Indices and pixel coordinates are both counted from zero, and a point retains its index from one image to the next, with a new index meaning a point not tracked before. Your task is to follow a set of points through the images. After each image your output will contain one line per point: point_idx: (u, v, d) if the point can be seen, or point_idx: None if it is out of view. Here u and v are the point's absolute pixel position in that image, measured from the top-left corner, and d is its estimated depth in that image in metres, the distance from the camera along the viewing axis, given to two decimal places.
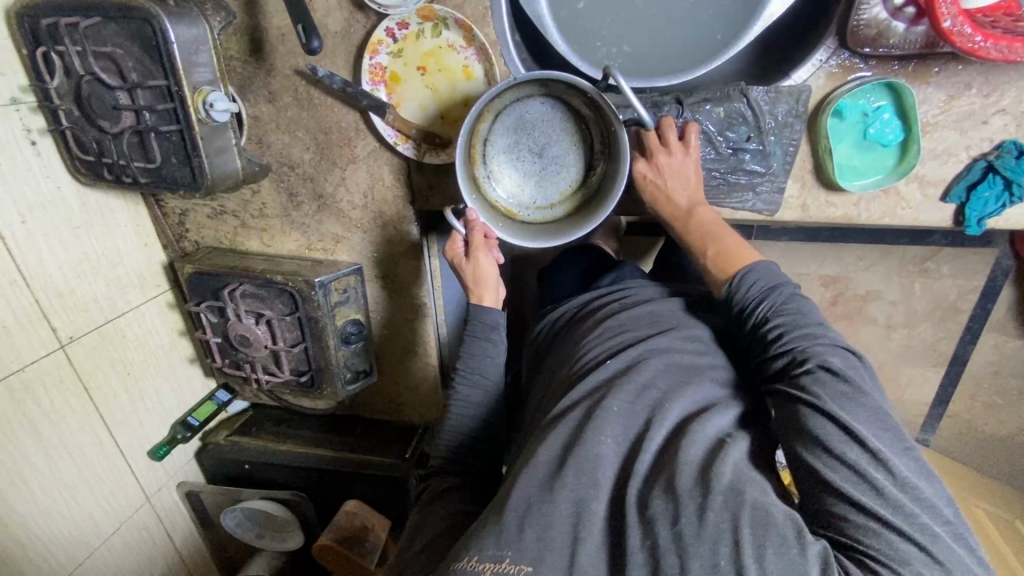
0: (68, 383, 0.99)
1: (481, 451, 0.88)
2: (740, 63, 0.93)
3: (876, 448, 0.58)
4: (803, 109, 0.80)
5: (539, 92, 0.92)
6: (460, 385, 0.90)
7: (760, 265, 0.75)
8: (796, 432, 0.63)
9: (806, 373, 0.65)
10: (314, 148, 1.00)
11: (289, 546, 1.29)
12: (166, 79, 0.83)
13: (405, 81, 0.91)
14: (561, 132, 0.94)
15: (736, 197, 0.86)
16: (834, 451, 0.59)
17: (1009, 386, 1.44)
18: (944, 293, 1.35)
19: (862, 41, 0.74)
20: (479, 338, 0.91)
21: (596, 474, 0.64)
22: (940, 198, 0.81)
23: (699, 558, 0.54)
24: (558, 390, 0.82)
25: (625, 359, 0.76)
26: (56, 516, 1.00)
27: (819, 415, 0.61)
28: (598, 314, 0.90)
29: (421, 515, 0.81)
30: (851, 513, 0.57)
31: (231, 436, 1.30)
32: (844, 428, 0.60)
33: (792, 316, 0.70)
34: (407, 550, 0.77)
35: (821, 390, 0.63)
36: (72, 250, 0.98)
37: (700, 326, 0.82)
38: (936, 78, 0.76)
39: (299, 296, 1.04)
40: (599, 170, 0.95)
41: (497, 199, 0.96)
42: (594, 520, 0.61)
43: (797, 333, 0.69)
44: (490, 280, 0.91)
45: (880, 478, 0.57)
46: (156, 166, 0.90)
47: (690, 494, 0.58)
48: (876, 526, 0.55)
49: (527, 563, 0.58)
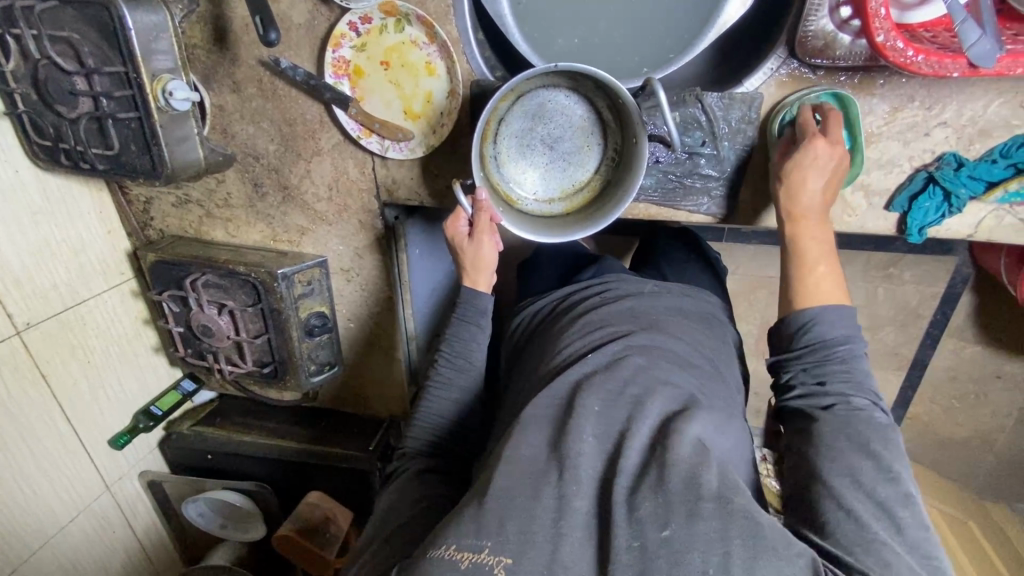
0: (24, 370, 0.99)
1: (458, 439, 0.88)
2: (701, 68, 0.94)
3: (907, 489, 0.61)
4: (754, 115, 0.82)
5: (566, 83, 0.88)
6: (440, 365, 0.91)
7: (842, 307, 0.70)
8: (828, 458, 0.64)
9: (859, 421, 0.65)
10: (279, 139, 1.00)
11: (251, 537, 1.28)
12: (124, 65, 0.83)
13: (369, 76, 0.91)
14: (577, 130, 0.91)
15: (691, 200, 0.89)
16: (866, 487, 0.61)
17: (967, 389, 1.49)
18: (906, 299, 1.39)
19: (810, 51, 0.76)
20: (468, 323, 0.91)
21: (575, 471, 0.63)
22: (884, 207, 0.84)
23: (689, 564, 0.54)
24: (534, 384, 0.82)
25: (606, 354, 0.77)
26: (10, 504, 0.99)
27: (865, 456, 0.63)
28: (578, 308, 0.92)
29: (392, 498, 0.81)
30: (842, 521, 0.60)
31: (195, 425, 1.30)
32: (884, 469, 0.62)
33: (856, 361, 0.69)
34: (379, 535, 0.75)
35: (868, 434, 0.64)
36: (30, 238, 0.97)
37: (675, 324, 0.84)
38: (880, 90, 0.78)
39: (262, 287, 1.04)
40: (606, 175, 0.92)
41: (499, 182, 0.91)
42: (574, 516, 0.60)
43: (855, 377, 0.68)
44: (487, 266, 0.91)
45: (902, 516, 0.60)
46: (115, 153, 0.90)
47: (680, 496, 0.58)
48: (861, 537, 0.58)
49: (508, 555, 0.57)
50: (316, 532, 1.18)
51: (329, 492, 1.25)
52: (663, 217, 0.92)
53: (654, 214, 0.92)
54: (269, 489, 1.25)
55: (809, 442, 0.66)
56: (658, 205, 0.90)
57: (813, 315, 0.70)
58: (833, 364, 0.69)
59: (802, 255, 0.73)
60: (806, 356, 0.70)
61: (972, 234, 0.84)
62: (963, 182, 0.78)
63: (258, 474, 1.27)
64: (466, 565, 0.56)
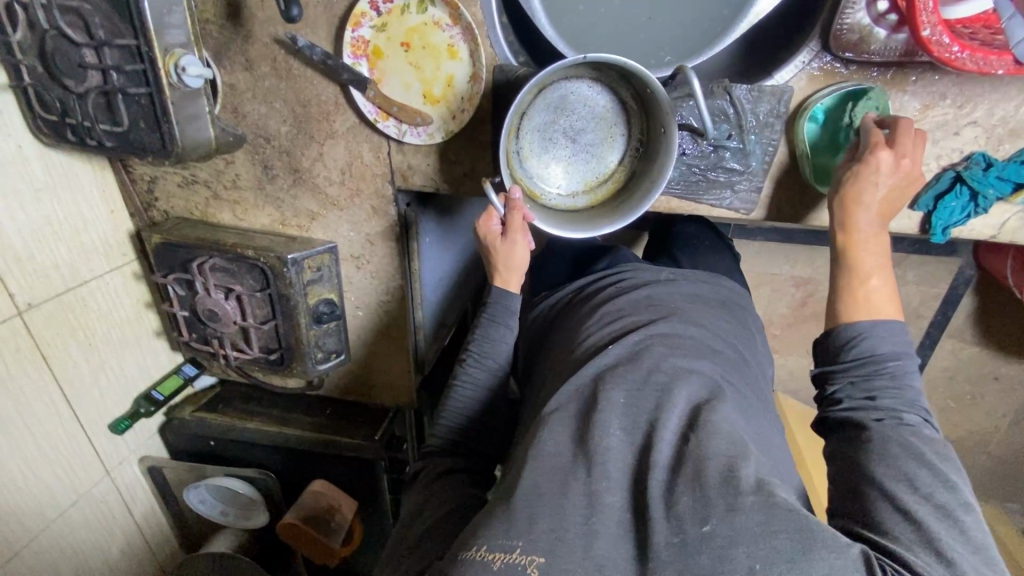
0: (26, 351, 0.96)
1: (482, 436, 0.88)
2: (726, 60, 0.93)
3: (963, 494, 0.61)
4: (783, 109, 0.81)
5: (590, 73, 0.86)
6: (464, 364, 0.90)
7: (893, 321, 0.70)
8: (882, 463, 0.63)
9: (914, 435, 0.64)
10: (292, 121, 0.97)
11: (253, 524, 1.27)
12: (136, 38, 0.79)
13: (388, 57, 0.89)
14: (600, 121, 0.89)
15: (714, 194, 0.87)
16: (922, 489, 0.60)
17: (963, 390, 1.51)
18: (908, 298, 1.41)
19: (845, 45, 0.75)
20: (497, 323, 0.90)
21: (603, 466, 0.62)
22: (908, 206, 0.84)
23: (734, 561, 0.53)
24: (558, 373, 0.81)
25: (627, 345, 0.76)
26: (11, 488, 0.97)
27: (921, 463, 0.62)
28: (595, 299, 0.91)
29: (420, 500, 0.80)
30: (897, 521, 0.59)
31: (197, 411, 1.28)
32: (940, 476, 0.61)
33: (907, 377, 0.68)
34: (410, 538, 0.75)
35: (922, 448, 0.63)
36: (31, 215, 0.94)
37: (695, 310, 0.84)
38: (912, 87, 0.77)
39: (271, 272, 1.02)
40: (630, 167, 0.91)
41: (523, 176, 0.89)
42: (605, 512, 0.59)
43: (906, 393, 0.68)
44: (519, 267, 0.90)
45: (963, 519, 0.59)
46: (123, 130, 0.87)
47: (718, 492, 0.58)
48: (920, 539, 0.58)
49: (539, 554, 0.56)
50: (321, 521, 1.16)
51: (334, 480, 1.24)
52: (684, 211, 0.90)
53: (675, 207, 0.91)
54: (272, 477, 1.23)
55: (859, 446, 0.66)
56: (679, 198, 0.89)
57: (861, 329, 0.71)
58: (884, 379, 0.68)
59: (855, 265, 0.73)
60: (855, 369, 0.70)
61: (994, 236, 0.84)
62: (992, 183, 0.77)
63: (261, 461, 1.26)
64: (500, 566, 0.56)
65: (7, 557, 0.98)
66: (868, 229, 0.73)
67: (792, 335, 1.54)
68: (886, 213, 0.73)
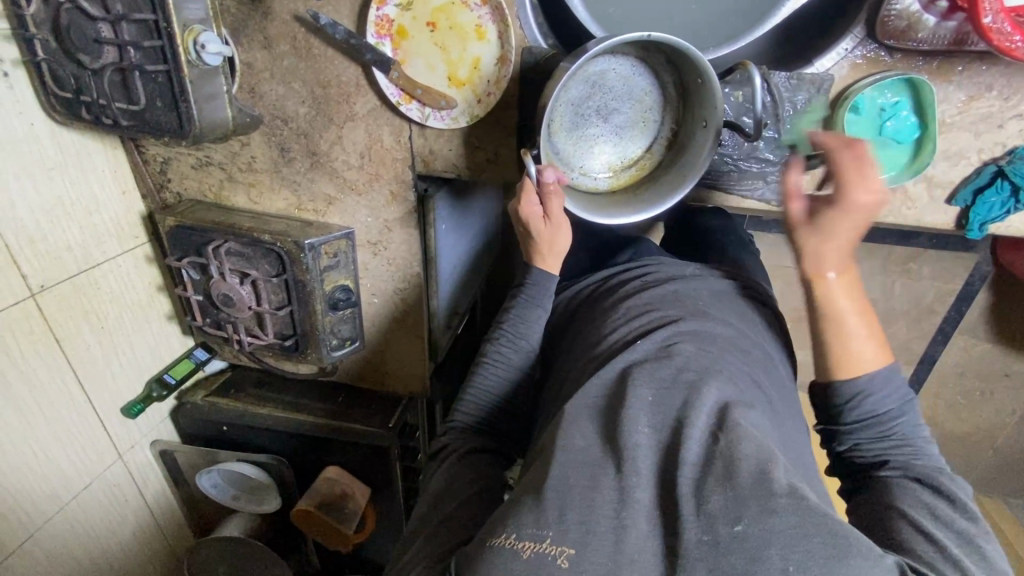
0: (39, 333, 0.95)
1: (506, 420, 0.88)
2: (761, 47, 0.90)
3: (982, 525, 0.64)
4: (822, 99, 0.79)
5: (635, 54, 0.85)
6: (496, 343, 0.90)
7: (884, 372, 0.71)
8: (902, 499, 0.66)
9: (928, 481, 0.67)
10: (310, 102, 0.95)
11: (266, 509, 1.26)
12: (154, 13, 0.77)
13: (413, 37, 0.86)
14: (636, 104, 0.87)
15: (745, 184, 0.86)
16: (943, 518, 0.63)
17: (973, 386, 1.50)
18: (921, 294, 1.40)
19: (890, 32, 0.73)
20: (534, 305, 0.90)
21: (634, 462, 0.61)
22: (945, 200, 0.82)
23: (767, 561, 0.52)
24: (580, 369, 0.80)
25: (655, 341, 0.74)
26: (25, 470, 0.97)
27: (939, 498, 0.66)
28: (618, 292, 0.90)
29: (445, 476, 0.79)
30: (919, 537, 0.61)
31: (208, 396, 1.27)
32: (960, 508, 0.65)
33: (915, 431, 0.72)
34: (432, 518, 0.73)
35: (937, 483, 0.67)
36: (44, 194, 0.92)
37: (723, 309, 0.82)
38: (958, 77, 0.75)
39: (288, 258, 1.01)
40: (657, 155, 0.90)
41: (551, 150, 0.85)
42: (636, 507, 0.58)
43: (914, 446, 0.71)
44: (559, 251, 0.90)
45: (987, 547, 0.62)
46: (139, 109, 0.84)
47: (754, 490, 0.56)
48: (944, 555, 0.59)
49: (570, 545, 0.56)
50: (333, 507, 1.16)
51: (347, 467, 1.23)
52: (714, 201, 0.89)
53: (705, 198, 0.89)
54: (284, 462, 1.23)
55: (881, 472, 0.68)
56: (710, 188, 0.88)
57: (861, 387, 0.71)
58: (891, 435, 0.72)
59: (836, 314, 0.71)
60: (861, 430, 0.72)
61: None
62: None
63: (273, 447, 1.25)
64: (529, 554, 0.56)
65: (22, 538, 0.98)
66: (840, 271, 0.71)
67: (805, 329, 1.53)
68: (829, 257, 0.71)
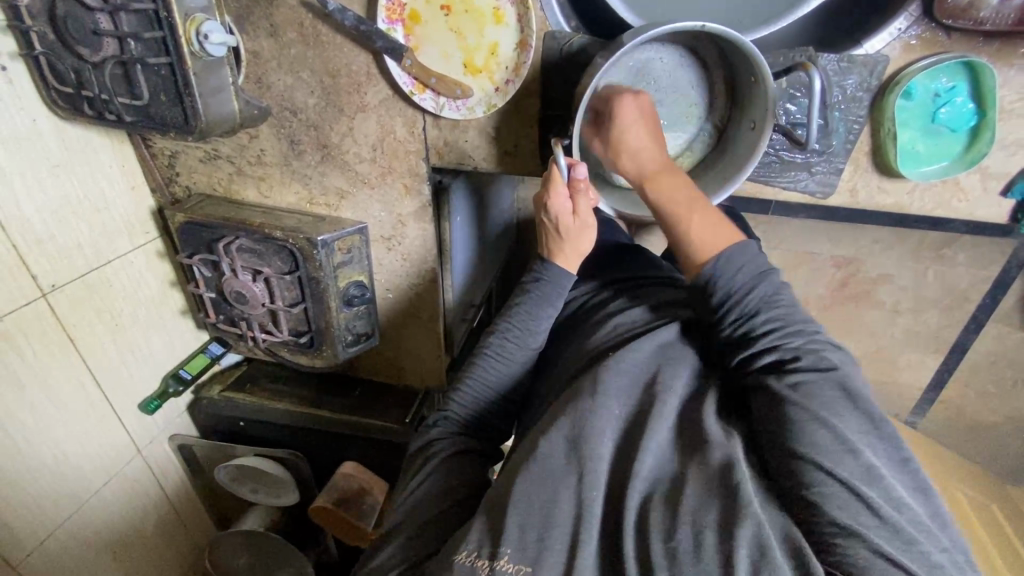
0: (52, 334, 0.94)
1: (492, 421, 0.86)
2: (804, 23, 0.83)
3: (867, 459, 0.58)
4: (874, 82, 0.74)
5: (688, 44, 0.83)
6: (501, 335, 0.87)
7: (743, 250, 0.72)
8: (795, 423, 0.60)
9: (817, 401, 0.61)
10: (319, 92, 0.90)
11: (283, 502, 1.23)
12: (154, 3, 0.73)
13: (427, 22, 0.81)
14: (681, 96, 0.85)
15: (787, 175, 0.81)
16: (829, 460, 0.57)
17: (1006, 376, 1.42)
18: (954, 282, 1.32)
19: (949, 11, 0.68)
20: (541, 297, 0.86)
21: (594, 473, 0.62)
22: (1000, 192, 0.78)
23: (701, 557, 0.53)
24: (564, 381, 0.79)
25: (633, 356, 0.73)
26: (45, 467, 0.97)
27: (823, 426, 0.59)
28: (608, 307, 0.88)
29: (427, 472, 0.77)
30: (833, 487, 0.56)
31: (225, 391, 1.25)
32: (843, 442, 0.58)
33: (811, 344, 0.67)
34: (406, 523, 0.72)
35: (823, 407, 0.61)
36: (49, 192, 0.90)
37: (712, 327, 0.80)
38: (1020, 60, 0.69)
39: (301, 255, 0.98)
40: (697, 153, 0.88)
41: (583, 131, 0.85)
42: (593, 522, 0.59)
43: (812, 356, 0.66)
44: (581, 249, 0.86)
45: (868, 487, 0.56)
46: (143, 104, 0.81)
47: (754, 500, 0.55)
48: (842, 521, 0.54)
49: (527, 562, 0.58)
50: (350, 503, 1.15)
51: (364, 461, 1.23)
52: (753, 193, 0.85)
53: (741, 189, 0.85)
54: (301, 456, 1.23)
55: (779, 410, 0.62)
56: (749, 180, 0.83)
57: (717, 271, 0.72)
58: (782, 343, 0.68)
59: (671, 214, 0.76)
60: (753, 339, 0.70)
61: None
62: None
63: (286, 440, 1.24)
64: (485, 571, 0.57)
65: (43, 537, 0.98)
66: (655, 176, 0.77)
67: (831, 318, 1.47)
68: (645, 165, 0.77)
